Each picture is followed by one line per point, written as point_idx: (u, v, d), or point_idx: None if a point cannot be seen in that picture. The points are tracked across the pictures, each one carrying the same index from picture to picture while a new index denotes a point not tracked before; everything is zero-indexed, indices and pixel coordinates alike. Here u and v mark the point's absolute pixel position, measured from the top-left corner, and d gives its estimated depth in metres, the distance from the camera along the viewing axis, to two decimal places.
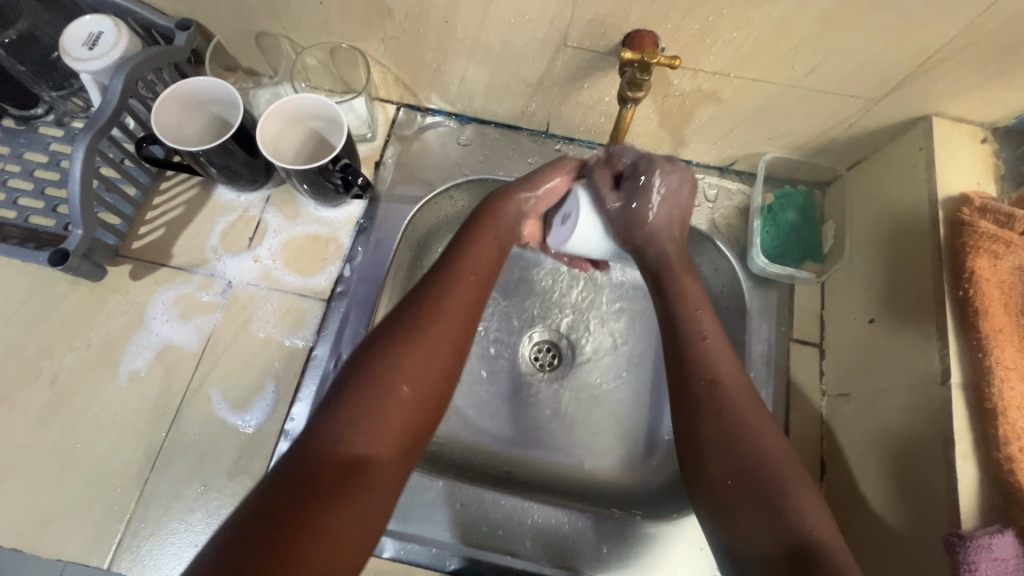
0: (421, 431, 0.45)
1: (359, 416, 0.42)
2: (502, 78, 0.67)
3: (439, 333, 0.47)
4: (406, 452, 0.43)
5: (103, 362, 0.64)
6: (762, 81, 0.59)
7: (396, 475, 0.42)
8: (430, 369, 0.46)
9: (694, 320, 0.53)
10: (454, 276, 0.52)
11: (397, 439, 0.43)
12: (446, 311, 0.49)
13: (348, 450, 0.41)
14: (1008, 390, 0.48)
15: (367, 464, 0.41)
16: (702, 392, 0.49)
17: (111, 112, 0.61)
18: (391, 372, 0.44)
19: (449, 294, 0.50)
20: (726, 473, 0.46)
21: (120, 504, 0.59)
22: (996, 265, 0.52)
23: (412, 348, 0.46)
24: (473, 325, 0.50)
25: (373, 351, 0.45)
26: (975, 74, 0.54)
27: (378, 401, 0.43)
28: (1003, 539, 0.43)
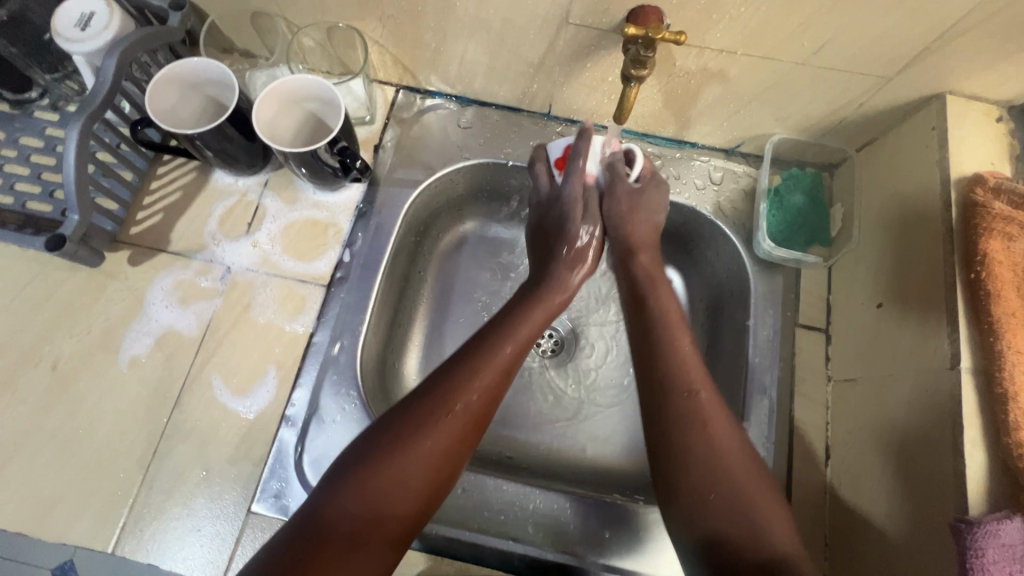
0: (428, 505, 0.49)
1: (370, 497, 0.46)
2: (503, 59, 0.65)
3: (460, 417, 0.51)
4: (407, 528, 0.48)
5: (102, 348, 0.63)
6: (770, 59, 0.57)
7: (395, 544, 0.47)
8: (445, 448, 0.49)
9: (674, 335, 0.58)
10: (482, 354, 0.55)
11: (403, 516, 0.47)
12: (464, 402, 0.51)
13: (355, 521, 0.45)
14: (1019, 375, 0.46)
15: (368, 536, 0.45)
16: (680, 388, 0.54)
17: (104, 94, 0.59)
18: (408, 456, 0.48)
19: (483, 380, 0.53)
20: (692, 464, 0.51)
21: (123, 489, 0.59)
22: (1010, 247, 0.50)
23: (434, 433, 0.49)
24: (494, 405, 0.54)
25: (398, 429, 0.49)
26: (992, 50, 0.52)
27: (394, 479, 0.47)
28: (1011, 525, 0.42)
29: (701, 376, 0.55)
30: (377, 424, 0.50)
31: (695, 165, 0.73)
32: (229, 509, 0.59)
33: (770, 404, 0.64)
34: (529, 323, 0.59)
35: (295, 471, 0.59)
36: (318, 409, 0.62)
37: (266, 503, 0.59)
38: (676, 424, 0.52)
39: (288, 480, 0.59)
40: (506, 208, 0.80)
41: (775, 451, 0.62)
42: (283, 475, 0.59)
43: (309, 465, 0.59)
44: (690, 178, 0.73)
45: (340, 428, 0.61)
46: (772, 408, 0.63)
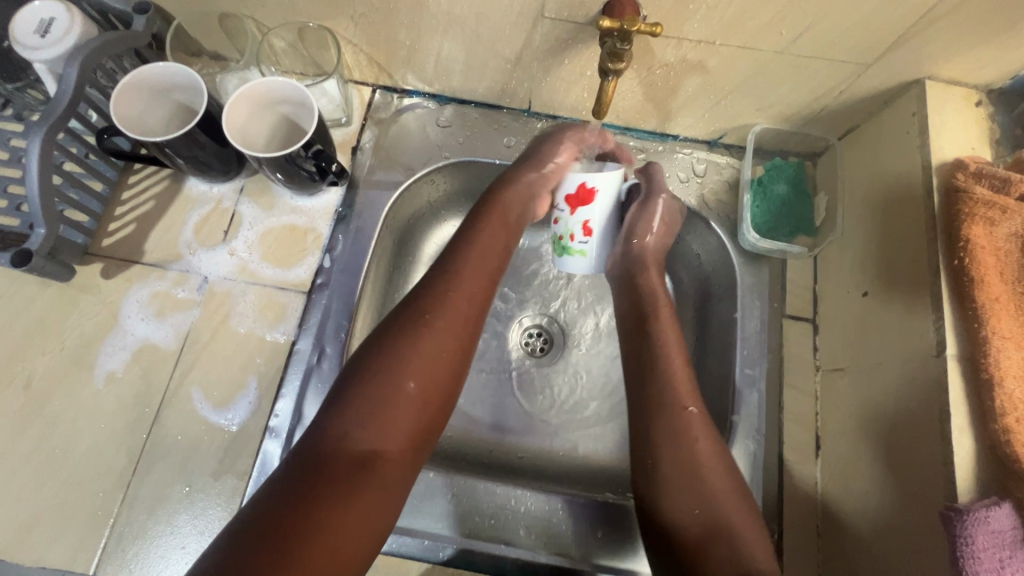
0: (429, 427, 0.50)
1: (369, 415, 0.47)
2: (479, 55, 0.64)
3: (442, 333, 0.52)
4: (414, 448, 0.49)
5: (77, 365, 0.62)
6: (748, 49, 0.57)
7: (404, 471, 0.48)
8: (436, 361, 0.51)
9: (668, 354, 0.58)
10: (454, 270, 0.56)
11: (406, 433, 0.48)
12: (441, 316, 0.53)
13: (360, 445, 0.46)
14: (1004, 359, 0.46)
15: (375, 459, 0.46)
16: (677, 412, 0.54)
17: (67, 102, 0.57)
18: (396, 372, 0.49)
19: (463, 292, 0.55)
20: (682, 478, 0.52)
21: (103, 509, 0.57)
22: (992, 232, 0.50)
23: (416, 347, 0.50)
24: (473, 313, 0.55)
25: (382, 346, 0.50)
26: (970, 35, 0.52)
27: (387, 395, 0.48)
28: (1000, 512, 0.42)
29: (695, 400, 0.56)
30: (362, 349, 0.51)
31: (678, 158, 0.73)
32: (215, 524, 0.58)
33: (760, 398, 0.63)
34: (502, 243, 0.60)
35: None
36: (303, 418, 0.61)
37: None
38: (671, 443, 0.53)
39: None
40: None
41: (765, 444, 0.62)
42: None
43: None
44: (673, 171, 0.72)
45: None
46: (761, 401, 0.63)
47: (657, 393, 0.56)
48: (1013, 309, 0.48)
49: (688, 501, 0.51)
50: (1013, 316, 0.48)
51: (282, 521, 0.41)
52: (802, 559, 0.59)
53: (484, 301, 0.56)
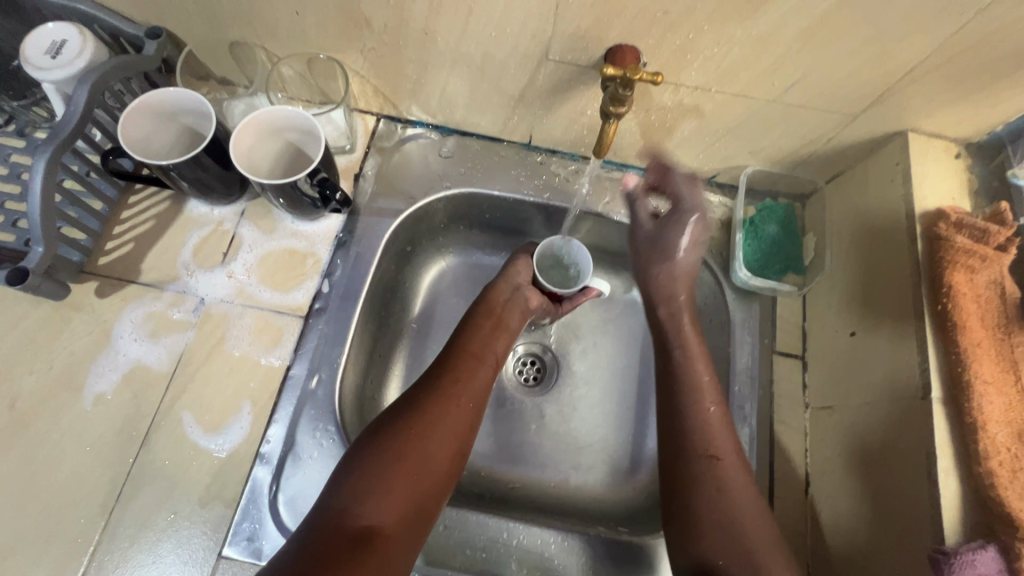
0: (426, 508, 0.51)
1: (368, 490, 0.48)
2: (483, 91, 0.66)
3: (443, 412, 0.55)
4: (410, 524, 0.49)
5: (66, 385, 0.60)
6: (742, 96, 0.59)
7: (403, 545, 0.48)
8: (436, 444, 0.53)
9: (702, 408, 0.59)
10: (456, 363, 0.60)
11: (401, 510, 0.49)
12: (445, 404, 0.56)
13: (359, 520, 0.47)
14: (986, 404, 0.48)
15: (372, 534, 0.46)
16: (711, 480, 0.55)
17: (75, 123, 0.58)
18: (396, 453, 0.51)
19: (464, 390, 0.58)
20: (725, 555, 0.52)
21: (83, 535, 0.56)
22: (973, 279, 0.52)
23: (417, 431, 0.53)
24: (477, 413, 0.58)
25: (386, 431, 0.53)
26: (949, 92, 0.55)
27: (387, 477, 0.49)
28: (985, 555, 0.43)
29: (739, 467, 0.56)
30: (368, 429, 0.54)
31: None
32: (199, 553, 0.56)
33: (751, 433, 0.64)
34: (496, 342, 0.65)
35: (269, 512, 0.57)
36: (295, 445, 0.60)
37: (238, 547, 0.56)
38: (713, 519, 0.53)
39: (262, 522, 0.57)
40: (487, 236, 0.81)
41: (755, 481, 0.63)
42: (256, 516, 0.57)
43: (285, 505, 0.58)
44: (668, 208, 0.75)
45: (319, 465, 0.60)
46: (752, 436, 0.64)
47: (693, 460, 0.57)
48: (994, 355, 0.50)
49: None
50: (994, 362, 0.50)
51: None
52: None
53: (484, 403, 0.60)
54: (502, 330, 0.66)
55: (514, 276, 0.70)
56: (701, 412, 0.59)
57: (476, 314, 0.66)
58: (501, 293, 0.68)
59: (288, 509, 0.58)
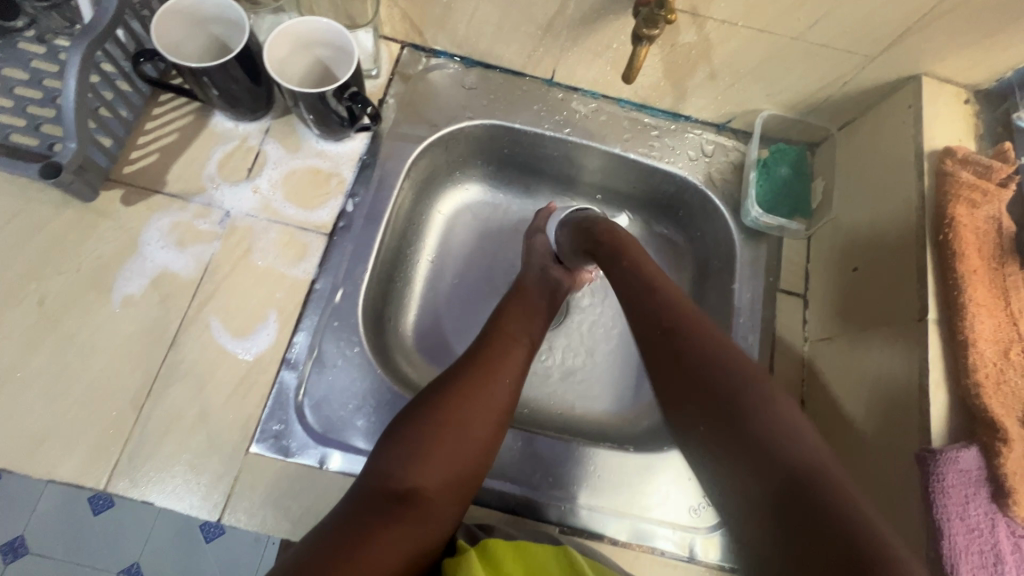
0: (470, 474, 0.52)
1: (411, 456, 0.51)
2: (511, 19, 0.67)
3: (481, 384, 0.56)
4: (454, 488, 0.51)
5: (94, 287, 0.62)
6: (768, 32, 0.61)
7: (447, 505, 0.50)
8: (475, 422, 0.54)
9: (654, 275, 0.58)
10: (493, 340, 0.61)
11: (443, 474, 0.51)
12: (482, 376, 0.57)
13: (403, 481, 0.50)
14: (978, 324, 0.51)
15: (416, 495, 0.49)
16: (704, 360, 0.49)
17: (106, 23, 0.57)
18: (436, 421, 0.53)
19: (502, 366, 0.58)
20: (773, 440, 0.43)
21: (115, 428, 0.58)
22: (974, 213, 0.55)
23: (457, 402, 0.54)
24: (517, 387, 0.58)
25: (429, 403, 0.54)
26: (965, 35, 0.57)
27: (429, 442, 0.51)
28: (968, 453, 0.48)
29: (728, 337, 0.51)
30: (414, 401, 0.56)
31: (689, 137, 0.77)
32: (228, 449, 0.58)
33: (752, 361, 0.69)
34: (531, 323, 0.65)
35: (295, 413, 0.60)
36: (320, 353, 0.63)
37: (266, 444, 0.59)
38: (698, 373, 0.49)
39: (288, 422, 0.60)
40: (504, 172, 0.82)
41: None
42: (283, 417, 0.60)
43: (311, 408, 0.61)
44: (684, 149, 0.77)
45: (343, 373, 0.62)
46: (753, 365, 0.68)
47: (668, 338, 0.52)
48: (988, 282, 0.54)
49: (758, 464, 0.43)
50: (987, 288, 0.53)
51: (335, 541, 0.45)
52: None
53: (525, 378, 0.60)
54: (536, 313, 0.66)
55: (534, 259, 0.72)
56: (652, 295, 0.56)
57: (511, 298, 0.67)
58: (531, 279, 0.69)
59: (313, 411, 0.61)
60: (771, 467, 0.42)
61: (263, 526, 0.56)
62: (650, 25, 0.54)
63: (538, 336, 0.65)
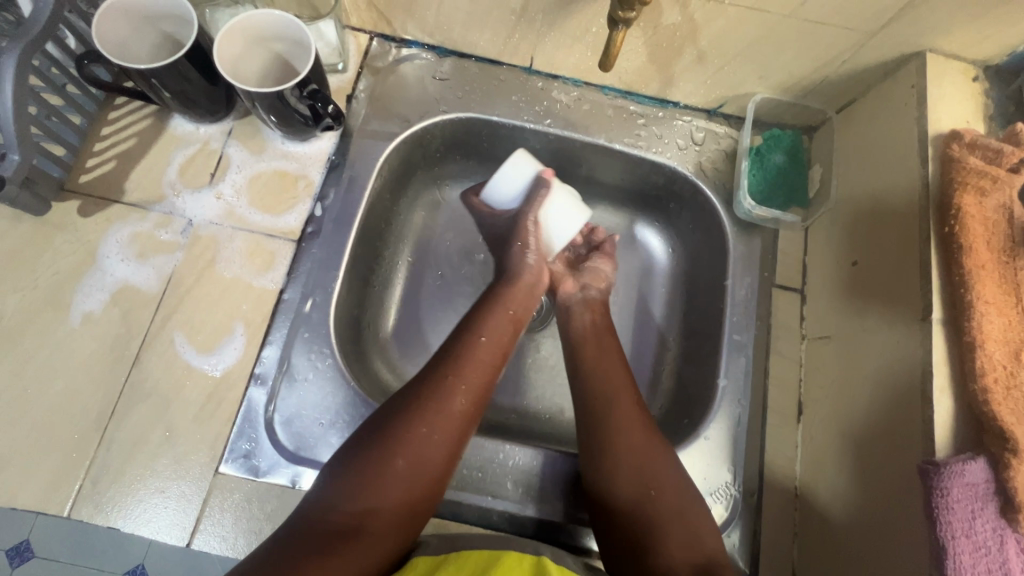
0: (421, 499, 0.50)
1: (359, 488, 0.48)
2: (482, 5, 0.62)
3: (439, 411, 0.52)
4: (402, 518, 0.49)
5: (52, 304, 0.59)
6: (757, 10, 0.56)
7: (393, 533, 0.49)
8: (427, 444, 0.50)
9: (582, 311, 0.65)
10: (458, 355, 0.55)
11: (392, 504, 0.49)
12: (441, 402, 0.52)
13: (348, 513, 0.47)
14: (986, 323, 0.48)
15: (360, 527, 0.47)
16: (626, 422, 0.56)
17: (43, 23, 0.54)
18: (388, 452, 0.49)
19: (464, 387, 0.54)
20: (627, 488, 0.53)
21: (78, 451, 0.55)
22: (983, 203, 0.51)
23: (411, 430, 0.50)
24: (478, 408, 0.54)
25: (383, 428, 0.51)
26: (974, 7, 0.52)
27: (378, 472, 0.49)
28: (975, 465, 0.44)
29: (613, 360, 0.60)
30: (371, 419, 0.52)
31: (677, 125, 0.73)
32: (195, 470, 0.56)
33: (747, 362, 0.65)
34: (502, 335, 0.58)
35: (265, 431, 0.58)
36: (290, 367, 0.60)
37: (236, 464, 0.56)
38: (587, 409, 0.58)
39: (259, 440, 0.57)
40: (485, 167, 0.78)
41: (749, 407, 0.64)
42: (253, 435, 0.57)
43: (282, 425, 0.58)
44: (672, 138, 0.72)
45: (315, 387, 0.59)
46: (748, 365, 0.65)
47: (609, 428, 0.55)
48: (997, 278, 0.50)
49: (623, 478, 0.53)
50: (996, 285, 0.49)
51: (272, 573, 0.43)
52: (778, 519, 0.61)
53: (488, 397, 0.55)
54: (508, 320, 0.59)
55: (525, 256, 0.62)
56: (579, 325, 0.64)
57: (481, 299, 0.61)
58: (522, 279, 0.62)
59: (284, 428, 0.58)
60: (634, 483, 0.53)
61: (235, 549, 0.54)
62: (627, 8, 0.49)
63: (509, 346, 0.59)
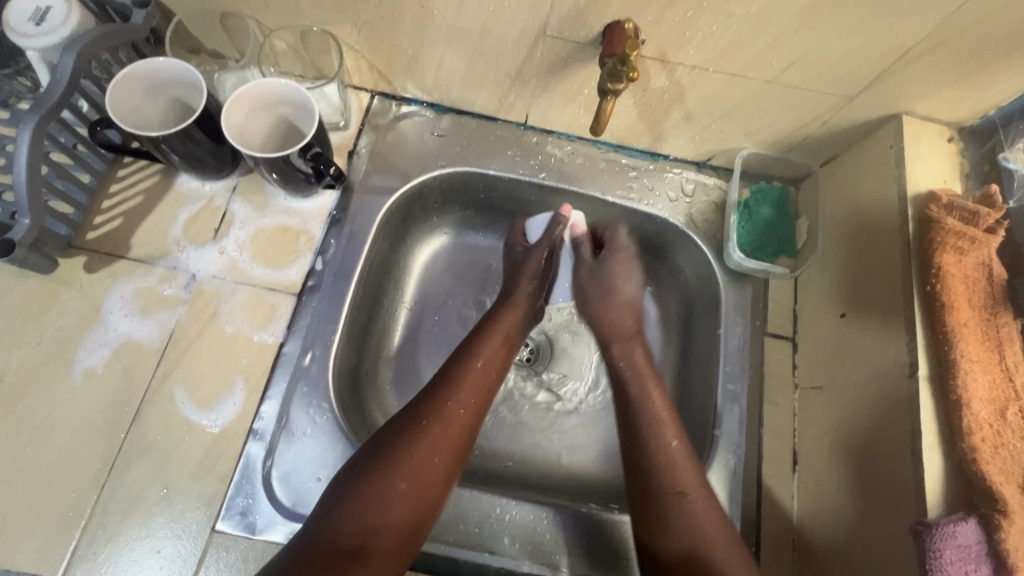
0: (419, 522, 0.51)
1: (362, 509, 0.49)
2: (480, 68, 0.65)
3: (437, 432, 0.54)
4: (403, 540, 0.50)
5: (55, 360, 0.60)
6: (739, 76, 0.59)
7: (393, 558, 0.49)
8: (428, 462, 0.53)
9: (628, 348, 0.66)
10: (456, 376, 0.59)
11: (395, 526, 0.50)
12: (441, 423, 0.55)
13: (352, 535, 0.48)
14: (972, 381, 0.49)
15: (364, 550, 0.48)
16: (678, 481, 0.55)
17: (60, 94, 0.56)
18: (392, 473, 0.51)
19: (460, 406, 0.57)
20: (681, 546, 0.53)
21: (75, 509, 0.56)
22: (962, 261, 0.53)
23: (413, 451, 0.53)
24: (474, 423, 0.57)
25: (385, 447, 0.52)
26: (947, 74, 0.55)
27: (381, 493, 0.50)
28: (966, 527, 0.45)
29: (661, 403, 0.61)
30: (373, 440, 0.54)
31: (668, 178, 0.75)
32: (192, 528, 0.56)
33: (741, 412, 0.66)
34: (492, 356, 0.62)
35: (262, 487, 0.58)
36: (289, 422, 0.60)
37: (232, 521, 0.56)
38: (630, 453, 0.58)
39: (255, 497, 0.57)
40: (483, 216, 0.80)
41: (744, 460, 0.64)
42: (250, 491, 0.57)
43: (279, 481, 0.58)
44: (663, 190, 0.75)
45: (313, 442, 0.60)
46: (742, 416, 0.66)
47: (659, 488, 0.55)
48: (980, 335, 0.51)
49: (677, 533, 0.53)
50: (979, 341, 0.51)
51: None
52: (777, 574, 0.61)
53: (481, 416, 0.59)
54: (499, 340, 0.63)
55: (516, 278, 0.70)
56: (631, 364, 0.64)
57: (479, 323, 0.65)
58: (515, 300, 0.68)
59: (281, 485, 0.58)
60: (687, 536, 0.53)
61: None
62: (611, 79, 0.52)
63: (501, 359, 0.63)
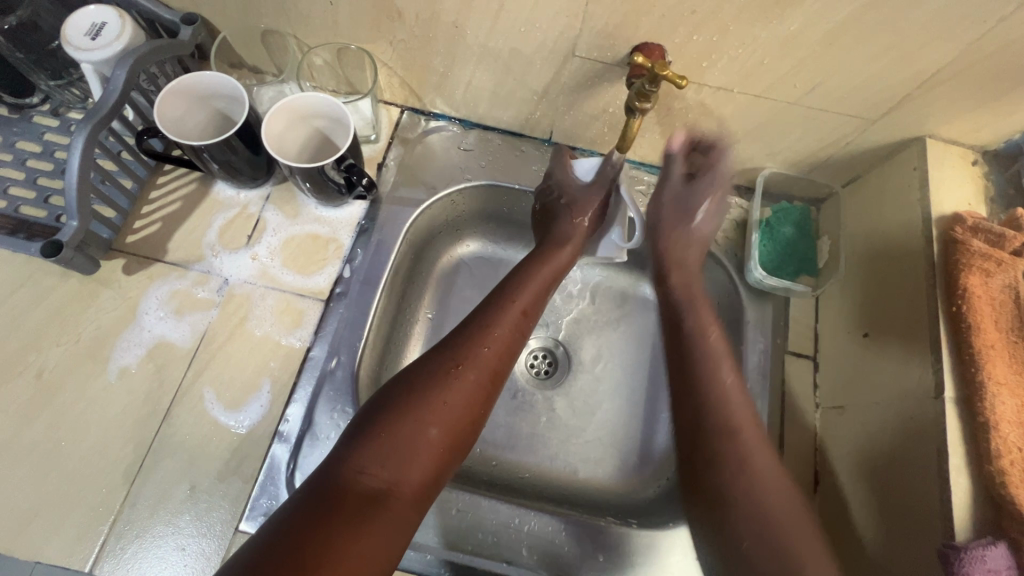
0: (442, 470, 0.49)
1: (386, 452, 0.46)
2: (509, 86, 0.67)
3: (468, 374, 0.53)
4: (425, 490, 0.47)
5: (91, 359, 0.62)
6: (763, 98, 0.60)
7: (414, 509, 0.46)
8: (460, 408, 0.51)
9: (703, 327, 0.61)
10: (489, 320, 0.57)
11: (419, 472, 0.47)
12: (474, 367, 0.53)
13: (375, 480, 0.45)
14: (999, 404, 0.49)
15: (387, 495, 0.45)
16: (730, 448, 0.53)
17: (112, 103, 0.59)
18: (419, 414, 0.49)
19: (491, 350, 0.55)
20: (749, 535, 0.49)
21: (104, 505, 0.57)
22: (988, 283, 0.53)
23: (443, 393, 0.51)
24: (504, 367, 0.56)
25: (409, 388, 0.50)
26: (970, 99, 0.56)
27: (407, 435, 0.48)
28: (996, 551, 0.45)
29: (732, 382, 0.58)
30: (394, 382, 0.52)
31: None
32: (217, 527, 0.57)
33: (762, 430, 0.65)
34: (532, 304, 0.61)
35: (286, 488, 0.59)
36: (313, 424, 0.61)
37: (255, 522, 0.57)
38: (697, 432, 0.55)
39: (278, 497, 0.58)
40: (505, 229, 0.82)
41: None
42: (273, 492, 0.58)
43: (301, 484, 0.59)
44: None
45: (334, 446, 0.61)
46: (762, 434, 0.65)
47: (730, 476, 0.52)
48: (1007, 357, 0.51)
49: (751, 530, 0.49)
50: (1007, 364, 0.51)
51: (296, 539, 0.40)
52: None
53: (511, 361, 0.57)
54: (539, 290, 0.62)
55: (576, 220, 0.67)
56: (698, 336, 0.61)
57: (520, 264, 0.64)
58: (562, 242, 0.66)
59: None
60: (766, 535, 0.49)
61: None
62: (698, 197, 0.67)
63: (536, 301, 0.62)
